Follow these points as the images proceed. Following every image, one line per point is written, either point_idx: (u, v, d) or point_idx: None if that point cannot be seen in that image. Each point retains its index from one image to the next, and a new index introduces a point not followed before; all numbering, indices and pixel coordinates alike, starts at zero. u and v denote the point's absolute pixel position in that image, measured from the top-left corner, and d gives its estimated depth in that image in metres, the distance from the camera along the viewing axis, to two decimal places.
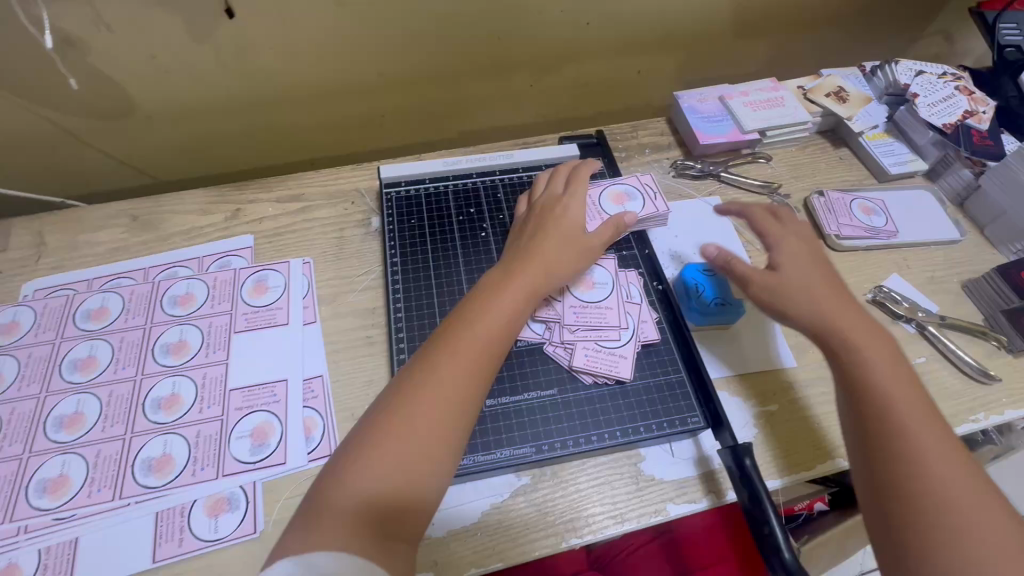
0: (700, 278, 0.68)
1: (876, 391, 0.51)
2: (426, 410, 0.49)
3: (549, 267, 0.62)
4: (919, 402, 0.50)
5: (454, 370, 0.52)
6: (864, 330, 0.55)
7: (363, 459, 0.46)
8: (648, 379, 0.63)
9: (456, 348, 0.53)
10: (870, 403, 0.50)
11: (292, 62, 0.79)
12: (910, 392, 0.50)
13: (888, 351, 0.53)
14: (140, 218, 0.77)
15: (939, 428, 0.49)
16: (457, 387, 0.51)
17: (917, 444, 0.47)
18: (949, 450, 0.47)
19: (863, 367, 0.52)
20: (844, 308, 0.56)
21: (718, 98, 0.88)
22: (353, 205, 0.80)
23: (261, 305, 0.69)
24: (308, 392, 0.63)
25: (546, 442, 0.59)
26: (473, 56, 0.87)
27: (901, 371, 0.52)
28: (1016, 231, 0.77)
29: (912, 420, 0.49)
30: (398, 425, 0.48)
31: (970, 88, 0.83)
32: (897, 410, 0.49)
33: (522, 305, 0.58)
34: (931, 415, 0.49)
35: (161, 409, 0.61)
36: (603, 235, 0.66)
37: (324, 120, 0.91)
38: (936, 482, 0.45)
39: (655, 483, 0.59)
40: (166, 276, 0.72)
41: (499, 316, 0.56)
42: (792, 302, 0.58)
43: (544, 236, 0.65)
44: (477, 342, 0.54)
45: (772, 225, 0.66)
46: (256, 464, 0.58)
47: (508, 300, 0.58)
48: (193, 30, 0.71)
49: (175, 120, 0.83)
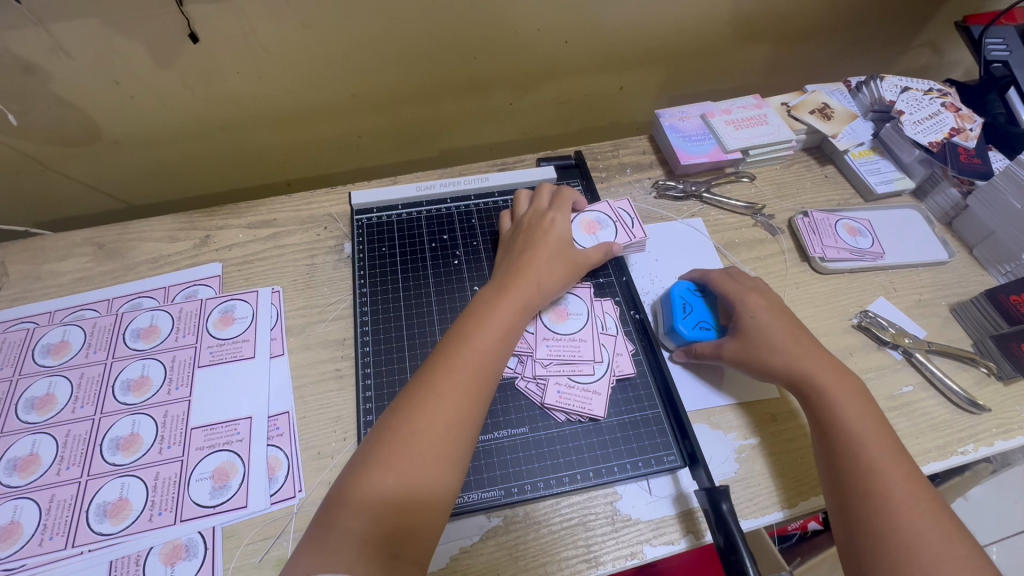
0: (691, 296, 0.67)
1: (842, 435, 0.53)
2: (432, 423, 0.49)
3: (546, 279, 0.62)
4: (885, 441, 0.52)
5: (457, 384, 0.52)
6: (834, 375, 0.57)
7: (373, 474, 0.46)
8: (624, 415, 0.61)
9: (458, 362, 0.53)
10: (837, 445, 0.52)
11: (261, 84, 0.77)
12: (875, 432, 0.52)
13: (855, 394, 0.55)
14: (107, 246, 0.75)
15: (903, 467, 0.50)
16: (460, 402, 0.51)
17: (882, 482, 0.49)
18: (913, 487, 0.49)
19: (832, 410, 0.54)
20: (814, 353, 0.59)
21: (699, 117, 0.87)
22: (326, 230, 0.78)
23: (227, 338, 0.67)
24: (273, 430, 0.61)
25: (516, 485, 0.57)
26: (450, 75, 0.85)
27: (867, 410, 0.54)
28: (1005, 252, 0.75)
29: (877, 459, 0.50)
30: (404, 440, 0.48)
31: (956, 105, 0.81)
32: (862, 449, 0.51)
33: (520, 318, 0.59)
34: (897, 453, 0.51)
35: (119, 450, 0.59)
36: (592, 253, 0.67)
37: (299, 141, 0.89)
38: (901, 518, 0.47)
39: (631, 523, 0.56)
40: (131, 307, 0.70)
41: (499, 328, 0.56)
42: (763, 354, 0.59)
43: (540, 246, 0.65)
44: (479, 355, 0.54)
45: (732, 283, 0.66)
46: (216, 509, 0.56)
47: (507, 312, 0.58)
48: (157, 55, 0.70)
49: (144, 144, 0.81)
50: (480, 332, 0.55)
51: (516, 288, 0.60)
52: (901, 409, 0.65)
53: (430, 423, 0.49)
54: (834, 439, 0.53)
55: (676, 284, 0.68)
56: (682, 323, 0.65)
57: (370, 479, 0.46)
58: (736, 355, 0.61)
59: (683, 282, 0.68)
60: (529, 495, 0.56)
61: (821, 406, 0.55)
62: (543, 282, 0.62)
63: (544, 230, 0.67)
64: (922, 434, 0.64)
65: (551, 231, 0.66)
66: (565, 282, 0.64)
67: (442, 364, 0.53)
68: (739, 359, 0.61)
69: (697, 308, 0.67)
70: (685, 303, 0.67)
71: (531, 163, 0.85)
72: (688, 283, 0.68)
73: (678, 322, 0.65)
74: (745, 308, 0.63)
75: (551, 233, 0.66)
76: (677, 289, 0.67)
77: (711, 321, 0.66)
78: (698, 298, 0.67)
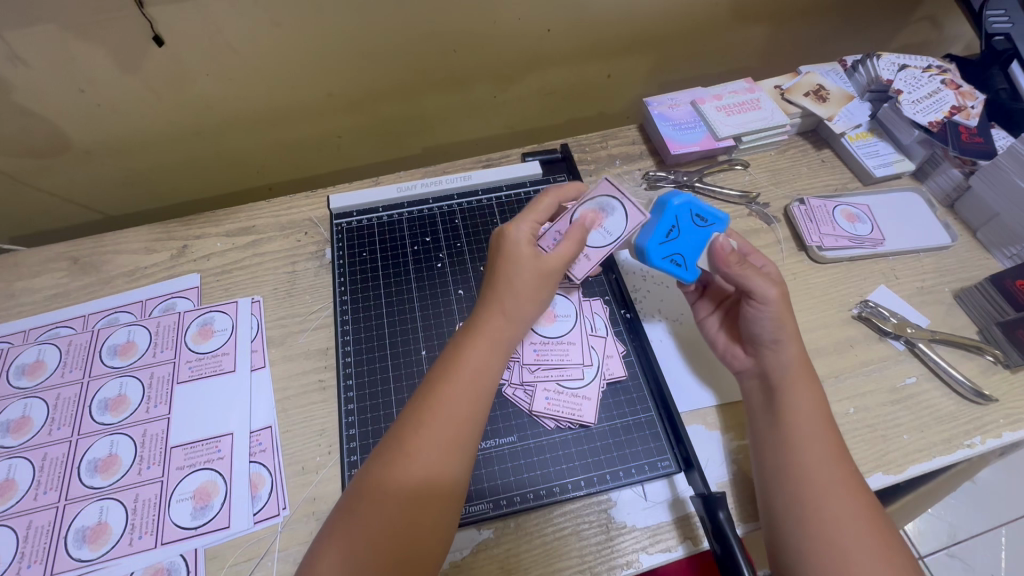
0: (689, 221, 0.58)
1: (786, 435, 0.52)
2: (418, 462, 0.47)
3: (516, 305, 0.55)
4: (830, 440, 0.51)
5: (434, 429, 0.48)
6: (798, 363, 0.54)
7: (362, 509, 0.45)
8: (615, 421, 0.59)
9: (431, 416, 0.48)
10: (785, 443, 0.51)
11: (234, 85, 0.75)
12: (824, 440, 0.51)
13: (809, 384, 0.53)
14: (82, 260, 0.73)
15: (847, 477, 0.49)
16: (435, 464, 0.47)
17: (825, 484, 0.49)
18: (849, 485, 0.49)
19: (788, 405, 0.53)
20: (797, 332, 0.55)
21: (690, 103, 0.84)
22: (306, 235, 0.75)
23: (205, 352, 0.65)
24: (255, 446, 0.60)
25: (504, 497, 0.55)
26: (429, 68, 0.82)
27: (817, 405, 0.53)
28: (1010, 234, 0.72)
29: (820, 457, 0.50)
30: (392, 475, 0.46)
31: (956, 82, 0.78)
32: (805, 451, 0.50)
33: (495, 360, 0.52)
34: (842, 459, 0.50)
35: (98, 472, 0.57)
36: (564, 250, 0.56)
37: (278, 144, 0.87)
38: (840, 522, 0.47)
39: (627, 531, 0.54)
40: (107, 322, 0.68)
41: (472, 374, 0.51)
42: (789, 314, 0.55)
43: (511, 270, 0.55)
44: (450, 408, 0.49)
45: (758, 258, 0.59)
46: (198, 530, 0.55)
47: (476, 359, 0.52)
48: (121, 60, 0.67)
49: (116, 152, 0.79)
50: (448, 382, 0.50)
51: (486, 325, 0.53)
52: (905, 401, 0.63)
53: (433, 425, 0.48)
54: (788, 452, 0.51)
55: (684, 198, 0.58)
56: (656, 244, 0.58)
57: (362, 514, 0.45)
58: (773, 309, 0.54)
59: (694, 203, 0.58)
60: (519, 507, 0.55)
61: (773, 413, 0.53)
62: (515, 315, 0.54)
63: (511, 253, 0.56)
64: (926, 428, 0.62)
65: (522, 244, 0.56)
66: (538, 300, 0.56)
67: (409, 416, 0.49)
68: (771, 312, 0.54)
69: (685, 239, 0.58)
70: (692, 211, 0.58)
71: (516, 158, 0.82)
72: (700, 207, 0.58)
73: (651, 243, 0.58)
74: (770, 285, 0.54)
75: (523, 248, 0.56)
76: (679, 202, 0.58)
77: (688, 260, 0.58)
78: (695, 226, 0.58)
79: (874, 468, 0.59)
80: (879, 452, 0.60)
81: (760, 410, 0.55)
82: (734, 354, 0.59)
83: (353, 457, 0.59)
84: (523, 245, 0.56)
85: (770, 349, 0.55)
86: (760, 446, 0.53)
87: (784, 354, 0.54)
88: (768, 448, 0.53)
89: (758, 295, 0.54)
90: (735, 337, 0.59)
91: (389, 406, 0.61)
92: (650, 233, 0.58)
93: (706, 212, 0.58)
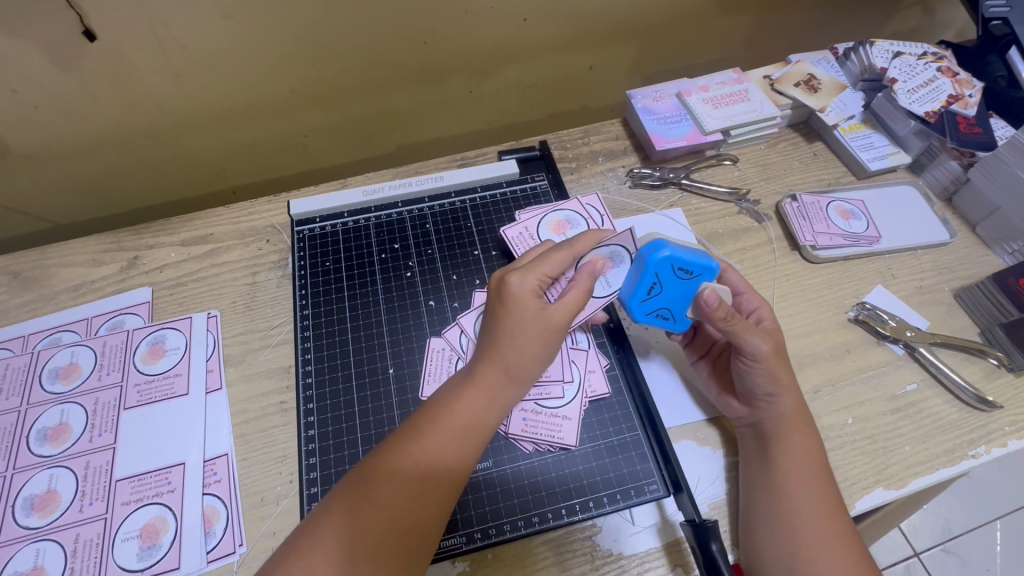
0: (671, 276, 0.53)
1: (778, 482, 0.49)
2: (426, 464, 0.44)
3: (518, 361, 0.48)
4: (824, 489, 0.49)
5: (445, 436, 0.46)
6: (795, 412, 0.52)
7: (364, 500, 0.42)
8: (598, 442, 0.55)
9: (434, 431, 0.45)
10: (777, 489, 0.49)
11: (186, 83, 0.69)
12: (819, 487, 0.49)
13: (806, 433, 0.51)
14: (22, 275, 0.67)
15: (841, 528, 0.47)
16: (404, 518, 0.42)
17: (815, 534, 0.46)
18: (841, 538, 0.47)
19: (782, 450, 0.50)
20: (792, 380, 0.53)
21: (675, 96, 0.79)
22: (268, 243, 0.70)
23: (156, 374, 0.60)
24: (208, 476, 0.55)
25: (479, 530, 0.51)
26: (400, 63, 0.77)
27: (812, 452, 0.51)
28: (1011, 229, 0.68)
29: (813, 507, 0.48)
30: (396, 470, 0.44)
31: (953, 69, 0.74)
32: (798, 500, 0.48)
33: (490, 420, 0.48)
34: (837, 510, 0.48)
35: (34, 511, 0.52)
36: (569, 304, 0.50)
37: (239, 145, 0.81)
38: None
39: (613, 560, 0.50)
40: (49, 343, 0.62)
41: (464, 427, 0.46)
42: (781, 367, 0.52)
43: (511, 324, 0.49)
44: (434, 461, 0.45)
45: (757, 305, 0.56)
46: (145, 572, 0.50)
47: (471, 410, 0.47)
48: (55, 57, 0.61)
49: (60, 157, 0.73)
50: (435, 429, 0.46)
51: (484, 378, 0.48)
52: (905, 410, 0.60)
53: (447, 431, 0.46)
54: (779, 498, 0.48)
55: (665, 250, 0.51)
56: (637, 301, 0.54)
57: (364, 506, 0.42)
58: (765, 365, 0.51)
59: (677, 256, 0.51)
60: (496, 539, 0.50)
61: (765, 460, 0.51)
62: (518, 371, 0.49)
63: (514, 307, 0.49)
64: (929, 438, 0.58)
65: (526, 297, 0.49)
66: (542, 356, 0.50)
67: (385, 455, 0.45)
68: (764, 368, 0.51)
69: (669, 293, 0.54)
70: (675, 266, 0.52)
71: (493, 156, 0.77)
72: (683, 260, 0.51)
73: (632, 301, 0.54)
74: (761, 341, 0.51)
75: (526, 300, 0.49)
76: (660, 257, 0.51)
77: (674, 313, 0.55)
78: (679, 280, 0.53)
79: (875, 483, 0.55)
80: (880, 466, 0.56)
81: (752, 455, 0.52)
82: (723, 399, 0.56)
83: (313, 489, 0.54)
84: (528, 297, 0.49)
85: (763, 401, 0.52)
86: (750, 487, 0.51)
87: (779, 406, 0.51)
88: (759, 494, 0.50)
89: (750, 352, 0.51)
90: (721, 385, 0.56)
91: (353, 431, 0.57)
92: (631, 290, 0.54)
93: (690, 264, 0.52)
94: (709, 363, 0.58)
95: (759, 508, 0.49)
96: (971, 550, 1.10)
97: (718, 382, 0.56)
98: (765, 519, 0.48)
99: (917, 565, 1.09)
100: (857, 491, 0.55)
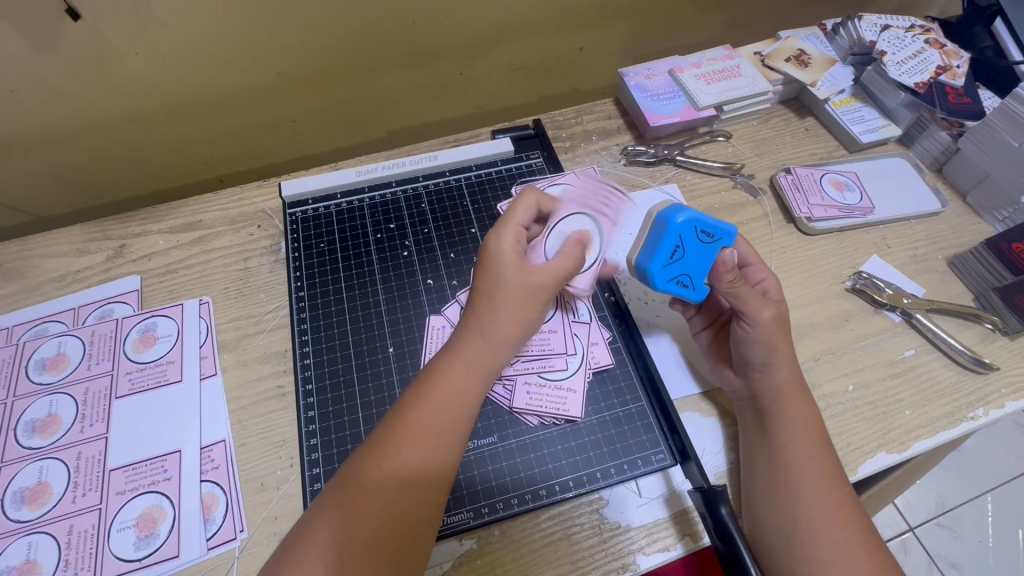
0: (693, 239, 0.52)
1: (779, 454, 0.49)
2: (416, 448, 0.43)
3: (493, 322, 0.48)
4: (826, 458, 0.48)
5: (431, 415, 0.44)
6: (789, 384, 0.51)
7: (358, 493, 0.41)
8: (603, 413, 0.55)
9: (420, 412, 0.44)
10: (779, 462, 0.48)
11: (170, 66, 0.67)
12: (820, 461, 0.48)
13: (803, 406, 0.50)
14: (4, 266, 0.65)
15: (843, 498, 0.47)
16: (398, 506, 0.41)
17: (819, 503, 0.46)
18: (845, 506, 0.46)
19: (781, 423, 0.50)
20: (790, 352, 0.52)
21: (667, 73, 0.79)
22: (259, 228, 0.69)
23: (148, 362, 0.59)
24: (206, 463, 0.53)
25: (485, 505, 0.50)
26: (388, 43, 0.76)
27: (812, 422, 0.50)
28: (1001, 196, 0.69)
29: (816, 476, 0.47)
30: (388, 458, 0.42)
31: (940, 41, 0.74)
32: (800, 472, 0.47)
33: (473, 389, 0.47)
34: (839, 480, 0.48)
35: (24, 503, 0.51)
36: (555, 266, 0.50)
37: (226, 130, 0.79)
38: (831, 545, 0.44)
39: (621, 531, 0.50)
40: (35, 334, 0.61)
41: (447, 399, 0.45)
42: (782, 337, 0.51)
43: (493, 284, 0.49)
44: (421, 438, 0.43)
45: (764, 278, 0.55)
46: (142, 562, 0.49)
47: (451, 382, 0.46)
48: (32, 37, 0.59)
49: (39, 145, 0.71)
50: (418, 405, 0.45)
51: (467, 349, 0.48)
52: (904, 375, 0.60)
53: (432, 412, 0.44)
54: (779, 469, 0.48)
55: (685, 214, 0.51)
56: (659, 266, 0.52)
57: (357, 498, 0.40)
58: (762, 331, 0.50)
59: (698, 218, 0.51)
60: (503, 514, 0.50)
61: (764, 430, 0.50)
62: (497, 337, 0.48)
63: (496, 267, 0.49)
64: (928, 402, 0.59)
65: (507, 255, 0.50)
66: (525, 320, 0.49)
67: (371, 445, 0.43)
68: (760, 335, 0.50)
69: (689, 258, 0.52)
70: (699, 230, 0.51)
71: (485, 137, 0.77)
72: (704, 222, 0.51)
73: (654, 266, 0.52)
74: (761, 308, 0.50)
75: (509, 260, 0.49)
76: (680, 220, 0.51)
77: (696, 280, 0.53)
78: (700, 243, 0.52)
79: (877, 447, 0.56)
80: (881, 430, 0.57)
81: (751, 428, 0.52)
82: (722, 373, 0.55)
83: (315, 470, 0.53)
84: (508, 260, 0.49)
85: (757, 371, 0.51)
86: (752, 461, 0.50)
87: (774, 376, 0.50)
88: (760, 466, 0.49)
89: (749, 315, 0.50)
90: (717, 356, 0.56)
91: (354, 411, 0.56)
92: (651, 255, 0.53)
93: (711, 226, 0.52)
94: (709, 334, 0.57)
95: (760, 480, 0.49)
96: (964, 522, 1.12)
97: (716, 353, 0.56)
98: (764, 490, 0.48)
99: (913, 539, 1.10)
100: (860, 455, 0.55)
